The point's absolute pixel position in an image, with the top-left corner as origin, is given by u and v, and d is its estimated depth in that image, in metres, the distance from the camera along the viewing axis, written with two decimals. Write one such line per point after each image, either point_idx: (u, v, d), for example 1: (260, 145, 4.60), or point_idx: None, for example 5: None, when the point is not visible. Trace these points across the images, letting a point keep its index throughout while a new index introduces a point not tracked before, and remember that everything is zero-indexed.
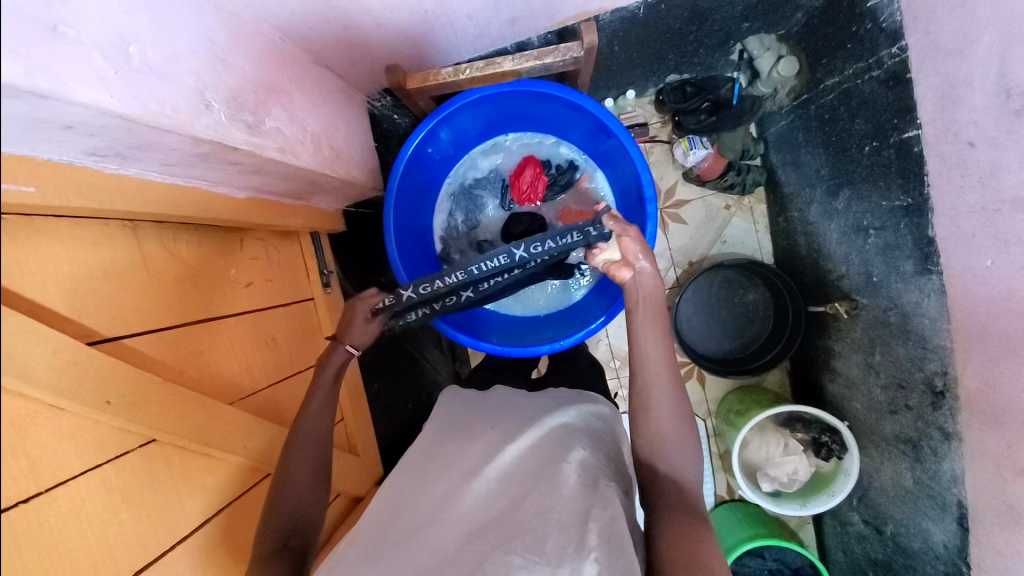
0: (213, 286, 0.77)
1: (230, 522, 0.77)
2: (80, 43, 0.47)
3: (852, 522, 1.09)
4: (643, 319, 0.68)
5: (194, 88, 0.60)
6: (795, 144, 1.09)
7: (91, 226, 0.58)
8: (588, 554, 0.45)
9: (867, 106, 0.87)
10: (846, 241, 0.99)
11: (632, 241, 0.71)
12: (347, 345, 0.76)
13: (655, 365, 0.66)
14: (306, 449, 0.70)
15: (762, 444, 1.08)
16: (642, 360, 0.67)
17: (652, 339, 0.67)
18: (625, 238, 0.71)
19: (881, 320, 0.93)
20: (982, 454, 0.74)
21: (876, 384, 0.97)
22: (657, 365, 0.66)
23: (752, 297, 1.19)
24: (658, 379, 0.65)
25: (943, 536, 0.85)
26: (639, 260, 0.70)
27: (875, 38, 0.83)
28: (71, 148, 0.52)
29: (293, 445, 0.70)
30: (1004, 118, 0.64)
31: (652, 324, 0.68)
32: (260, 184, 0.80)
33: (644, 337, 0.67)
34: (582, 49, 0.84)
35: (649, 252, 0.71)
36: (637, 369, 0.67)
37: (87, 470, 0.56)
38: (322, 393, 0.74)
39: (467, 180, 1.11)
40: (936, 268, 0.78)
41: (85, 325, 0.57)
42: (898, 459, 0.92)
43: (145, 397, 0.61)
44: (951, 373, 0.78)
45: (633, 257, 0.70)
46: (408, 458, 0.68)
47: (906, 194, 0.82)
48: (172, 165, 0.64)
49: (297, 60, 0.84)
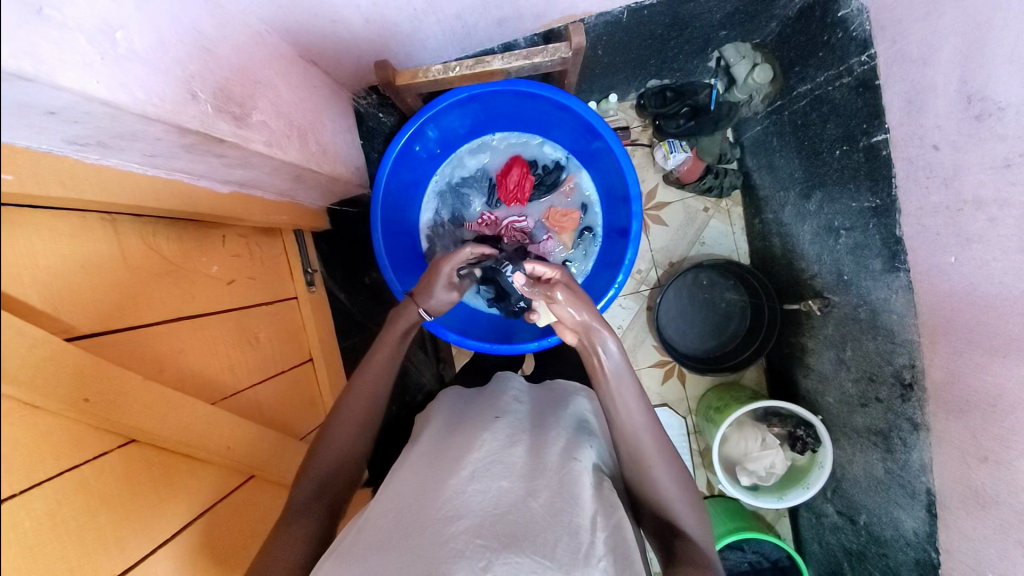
0: (193, 283, 0.74)
1: (207, 530, 0.74)
2: (65, 27, 0.45)
3: (826, 514, 1.13)
4: (603, 382, 0.65)
5: (181, 78, 0.59)
6: (769, 148, 1.13)
7: (68, 217, 0.56)
8: (597, 562, 0.49)
9: (838, 112, 0.91)
10: (819, 241, 1.03)
11: (560, 308, 0.66)
12: (420, 305, 0.78)
13: (631, 403, 0.63)
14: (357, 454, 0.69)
15: (741, 439, 1.11)
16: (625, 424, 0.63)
17: (616, 397, 0.63)
18: (552, 306, 0.67)
19: (851, 317, 0.97)
20: (947, 442, 0.78)
21: (847, 378, 1.01)
22: (628, 414, 0.63)
23: (731, 296, 1.22)
24: (636, 420, 0.63)
25: (913, 523, 0.88)
26: (585, 324, 0.66)
27: (846, 47, 0.87)
28: (53, 137, 0.50)
29: (334, 418, 0.69)
30: (966, 123, 0.68)
31: (615, 380, 0.64)
32: (244, 178, 0.78)
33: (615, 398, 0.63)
34: (569, 49, 0.86)
35: (586, 307, 0.66)
36: (614, 421, 0.64)
37: (62, 472, 0.54)
38: (384, 360, 0.73)
39: (454, 179, 1.12)
40: (904, 266, 0.82)
41: (63, 320, 0.53)
42: (870, 451, 0.96)
43: (125, 397, 0.58)
44: (919, 366, 0.82)
45: (568, 320, 0.67)
46: (418, 445, 0.66)
47: (874, 196, 0.86)
48: (155, 156, 0.62)
49: (284, 55, 0.83)
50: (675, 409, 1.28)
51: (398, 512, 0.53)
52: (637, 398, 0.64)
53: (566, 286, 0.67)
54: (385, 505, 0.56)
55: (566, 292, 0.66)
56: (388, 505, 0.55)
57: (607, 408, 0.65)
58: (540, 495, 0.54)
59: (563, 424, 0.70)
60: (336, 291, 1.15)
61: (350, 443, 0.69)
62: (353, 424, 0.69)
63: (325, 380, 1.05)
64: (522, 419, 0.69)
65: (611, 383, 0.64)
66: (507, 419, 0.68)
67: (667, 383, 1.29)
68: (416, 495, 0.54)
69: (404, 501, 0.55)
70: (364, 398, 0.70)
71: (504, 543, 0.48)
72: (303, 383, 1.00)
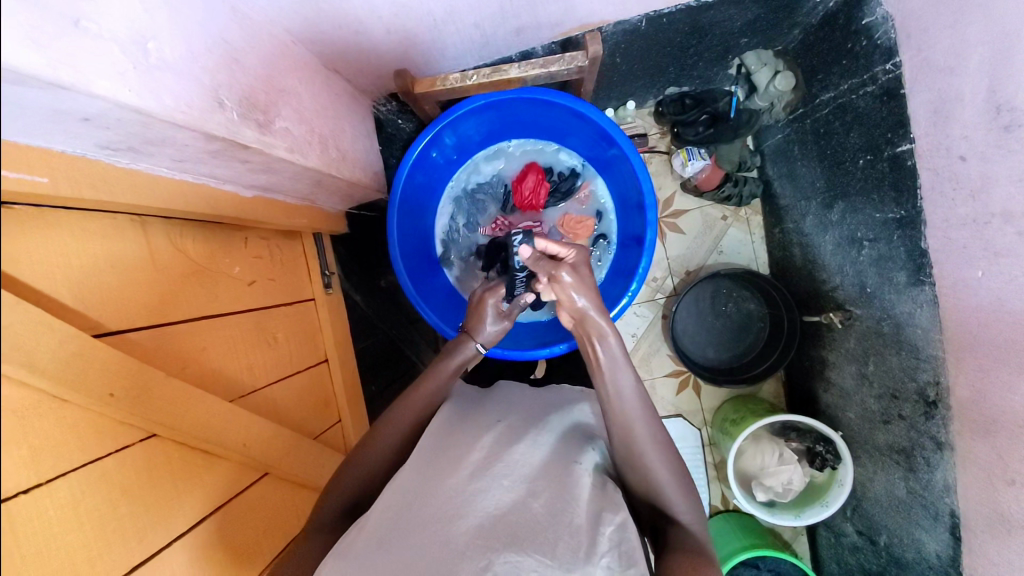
0: (216, 283, 0.77)
1: (223, 524, 0.76)
2: (100, 38, 0.48)
3: (846, 533, 1.09)
4: (598, 376, 0.65)
5: (209, 87, 0.62)
6: (791, 157, 1.11)
7: (100, 219, 0.59)
8: (599, 559, 0.48)
9: (862, 120, 0.89)
10: (841, 253, 1.01)
11: (564, 290, 0.67)
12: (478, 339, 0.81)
13: (631, 406, 0.62)
14: (366, 457, 0.70)
15: (757, 453, 1.09)
16: (628, 427, 0.62)
17: (615, 395, 0.63)
18: (556, 285, 0.67)
19: (874, 330, 0.94)
20: (973, 463, 0.76)
21: (869, 394, 0.98)
22: (630, 417, 0.62)
23: (749, 306, 1.20)
24: (634, 420, 0.62)
25: (936, 546, 0.85)
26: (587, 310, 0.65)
27: (871, 55, 0.86)
28: (86, 142, 0.52)
29: (368, 445, 0.70)
30: (994, 134, 0.66)
31: (613, 377, 0.63)
32: (266, 183, 0.81)
33: (615, 401, 0.63)
34: (586, 58, 0.86)
35: (590, 293, 0.66)
36: (606, 409, 0.64)
37: (86, 463, 0.56)
38: (421, 399, 0.74)
39: (470, 185, 1.13)
40: (929, 279, 0.80)
41: (91, 317, 0.56)
42: (892, 469, 0.93)
43: (148, 391, 0.61)
44: (943, 383, 0.80)
45: (566, 300, 0.67)
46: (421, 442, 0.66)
47: (899, 207, 0.84)
48: (183, 161, 0.64)
49: (307, 63, 0.85)
50: (691, 421, 1.27)
51: (400, 509, 0.54)
52: (640, 398, 0.63)
53: (572, 268, 0.67)
54: (388, 503, 0.56)
55: (572, 276, 0.66)
56: (392, 504, 0.56)
57: (602, 402, 0.64)
58: (540, 496, 0.54)
59: (563, 427, 0.70)
60: (353, 292, 1.18)
61: (365, 450, 0.70)
62: (382, 448, 0.70)
63: (339, 380, 1.07)
64: (524, 420, 0.69)
65: (605, 370, 0.64)
66: (508, 422, 0.68)
67: (682, 394, 1.27)
68: (419, 493, 0.55)
69: (407, 499, 0.55)
70: (399, 423, 0.72)
71: (504, 543, 0.48)
72: (318, 382, 1.02)
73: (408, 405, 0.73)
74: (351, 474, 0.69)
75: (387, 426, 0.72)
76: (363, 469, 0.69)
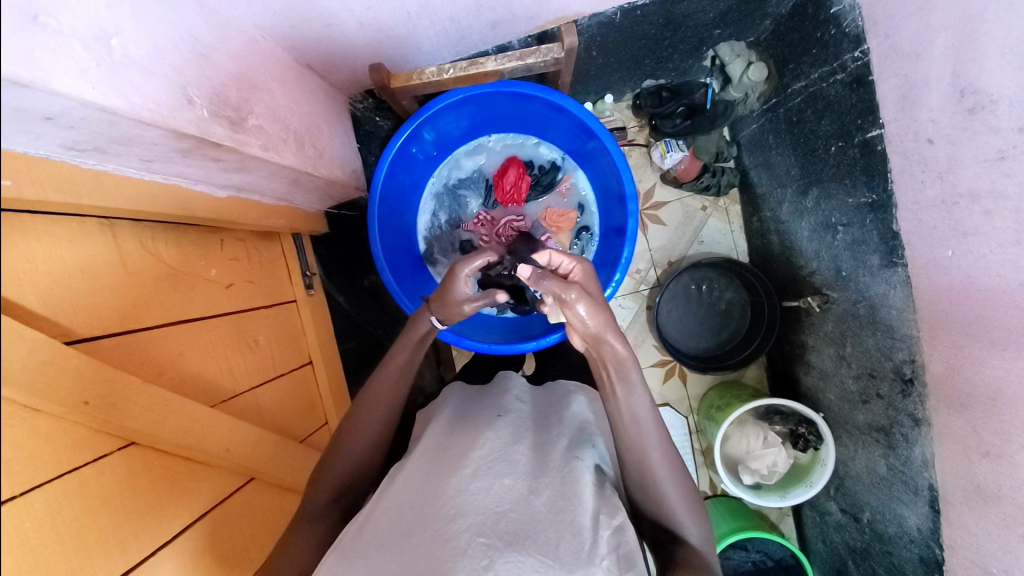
0: (192, 287, 0.75)
1: (209, 535, 0.74)
2: (62, 34, 0.46)
3: (830, 512, 1.12)
4: (610, 394, 0.65)
5: (177, 84, 0.60)
6: (766, 146, 1.13)
7: (67, 223, 0.56)
8: (600, 561, 0.48)
9: (832, 108, 0.91)
10: (816, 238, 1.03)
11: (574, 313, 0.63)
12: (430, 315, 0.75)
13: (645, 424, 0.63)
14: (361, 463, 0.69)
15: (742, 437, 1.11)
16: (642, 440, 0.63)
17: (632, 408, 0.64)
18: (566, 309, 0.63)
19: (850, 313, 0.96)
20: (949, 437, 0.78)
21: (848, 374, 1.00)
22: (648, 430, 0.63)
23: (730, 294, 1.22)
24: (644, 426, 0.63)
25: (916, 520, 0.88)
26: (607, 336, 0.63)
27: (840, 43, 0.88)
28: (51, 143, 0.50)
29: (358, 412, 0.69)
30: (959, 116, 0.68)
31: (629, 396, 0.64)
32: (241, 182, 0.79)
33: (635, 411, 0.64)
34: (562, 49, 0.87)
35: (602, 315, 0.63)
36: (614, 419, 0.65)
37: (63, 474, 0.54)
38: (406, 355, 0.73)
39: (451, 180, 1.13)
40: (901, 260, 0.82)
41: (61, 323, 0.54)
42: (872, 447, 0.96)
43: (124, 398, 0.59)
44: (918, 361, 0.82)
45: (580, 324, 0.63)
46: (418, 443, 0.65)
47: (871, 191, 0.86)
48: (152, 161, 0.62)
49: (278, 59, 0.84)
50: (677, 409, 1.28)
51: (401, 510, 0.54)
52: (649, 408, 0.64)
53: (583, 292, 0.63)
54: (387, 502, 0.56)
55: (584, 302, 0.62)
56: (389, 504, 0.55)
57: (614, 418, 0.65)
58: (542, 493, 0.54)
59: (563, 424, 0.70)
60: (337, 294, 1.16)
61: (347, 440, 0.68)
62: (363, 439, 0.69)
63: (326, 383, 1.06)
64: (522, 419, 0.69)
65: (618, 395, 0.64)
66: (509, 417, 0.68)
67: (668, 383, 1.29)
68: (418, 495, 0.54)
69: (404, 500, 0.55)
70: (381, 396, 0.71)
71: (506, 541, 0.48)
72: (304, 386, 1.00)
73: (392, 364, 0.72)
74: (340, 477, 0.67)
75: (369, 405, 0.70)
76: (352, 473, 0.68)
